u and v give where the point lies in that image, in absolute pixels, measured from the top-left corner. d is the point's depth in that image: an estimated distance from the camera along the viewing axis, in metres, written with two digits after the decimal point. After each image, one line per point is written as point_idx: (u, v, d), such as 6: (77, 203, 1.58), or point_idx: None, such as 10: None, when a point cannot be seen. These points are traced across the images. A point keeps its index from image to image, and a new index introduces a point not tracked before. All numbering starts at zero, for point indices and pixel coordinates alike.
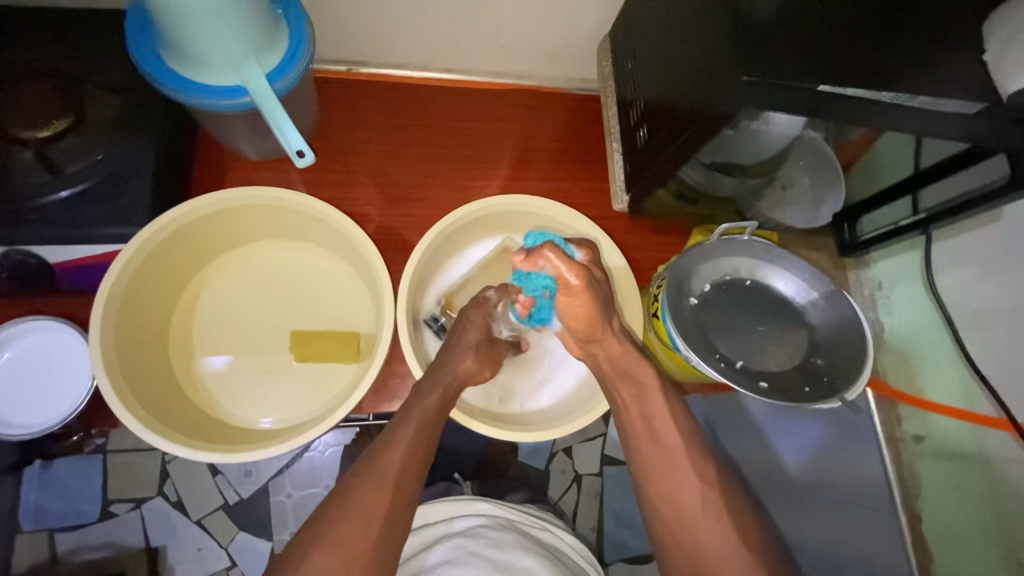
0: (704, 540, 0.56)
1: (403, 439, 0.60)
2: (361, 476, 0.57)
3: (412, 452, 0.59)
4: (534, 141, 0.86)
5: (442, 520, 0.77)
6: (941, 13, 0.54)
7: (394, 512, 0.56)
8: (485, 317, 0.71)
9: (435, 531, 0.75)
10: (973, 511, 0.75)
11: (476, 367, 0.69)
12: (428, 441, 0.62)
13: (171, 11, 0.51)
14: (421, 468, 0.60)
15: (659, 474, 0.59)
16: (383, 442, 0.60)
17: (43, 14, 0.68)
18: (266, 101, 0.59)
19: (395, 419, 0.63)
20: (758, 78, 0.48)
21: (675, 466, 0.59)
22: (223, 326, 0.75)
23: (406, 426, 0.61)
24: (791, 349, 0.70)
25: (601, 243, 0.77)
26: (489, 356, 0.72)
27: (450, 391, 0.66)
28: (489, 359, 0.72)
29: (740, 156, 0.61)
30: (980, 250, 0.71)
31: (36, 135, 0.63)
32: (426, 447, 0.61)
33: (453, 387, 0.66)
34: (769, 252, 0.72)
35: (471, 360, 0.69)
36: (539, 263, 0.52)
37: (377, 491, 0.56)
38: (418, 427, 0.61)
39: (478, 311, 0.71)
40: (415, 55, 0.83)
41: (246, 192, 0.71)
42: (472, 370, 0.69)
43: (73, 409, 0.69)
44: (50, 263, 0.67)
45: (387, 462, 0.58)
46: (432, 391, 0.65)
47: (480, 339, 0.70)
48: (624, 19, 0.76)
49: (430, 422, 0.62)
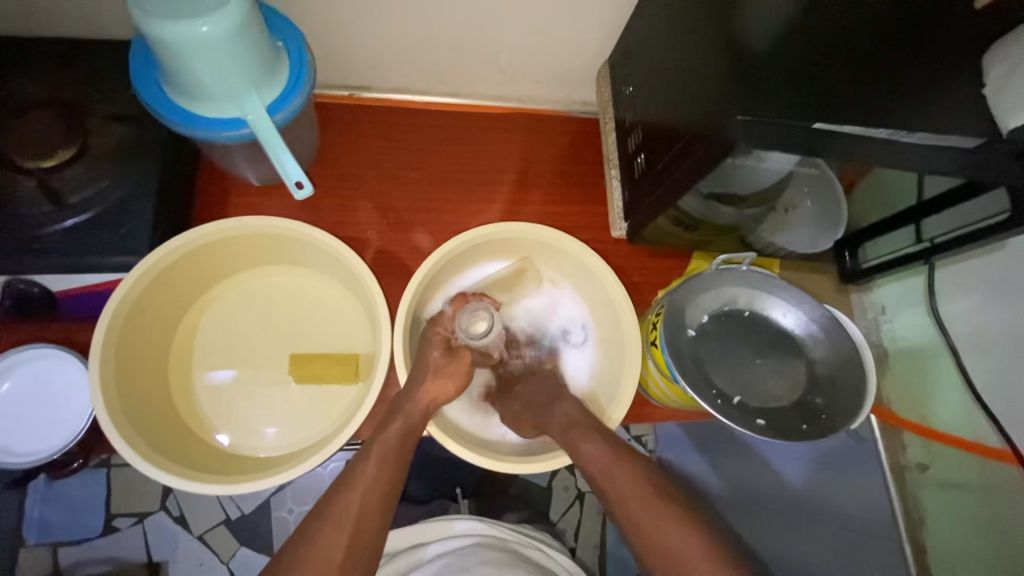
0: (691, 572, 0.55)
1: (364, 476, 0.59)
2: (318, 516, 0.57)
3: (372, 488, 0.58)
4: (534, 164, 0.87)
5: (411, 547, 0.76)
6: (942, 44, 0.53)
7: (355, 549, 0.55)
8: (444, 331, 0.72)
9: (407, 561, 0.75)
10: (978, 543, 0.73)
11: (437, 386, 0.67)
12: (395, 471, 0.61)
13: (170, 49, 0.52)
14: (388, 500, 0.59)
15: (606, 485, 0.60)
16: (345, 478, 0.59)
17: (50, 44, 0.70)
18: (267, 133, 0.60)
19: (358, 453, 0.62)
20: (754, 117, 0.48)
21: (614, 473, 0.60)
22: (224, 352, 0.76)
23: (367, 460, 0.60)
24: (789, 384, 0.69)
25: (594, 264, 0.76)
26: (451, 370, 0.69)
27: (412, 418, 0.65)
28: (454, 372, 0.70)
29: (737, 187, 0.61)
30: (983, 278, 0.70)
31: (39, 165, 0.64)
32: (391, 480, 0.60)
33: (416, 415, 0.65)
34: (769, 283, 0.71)
35: (433, 380, 0.67)
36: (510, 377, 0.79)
37: (340, 528, 0.55)
38: (379, 461, 0.60)
39: (435, 327, 0.73)
40: (415, 80, 0.84)
41: (247, 219, 0.71)
42: (437, 390, 0.67)
43: (74, 434, 0.70)
44: (53, 291, 0.69)
45: (344, 502, 0.57)
46: (393, 420, 0.64)
47: (438, 355, 0.70)
48: (623, 45, 0.76)
49: (393, 451, 0.62)
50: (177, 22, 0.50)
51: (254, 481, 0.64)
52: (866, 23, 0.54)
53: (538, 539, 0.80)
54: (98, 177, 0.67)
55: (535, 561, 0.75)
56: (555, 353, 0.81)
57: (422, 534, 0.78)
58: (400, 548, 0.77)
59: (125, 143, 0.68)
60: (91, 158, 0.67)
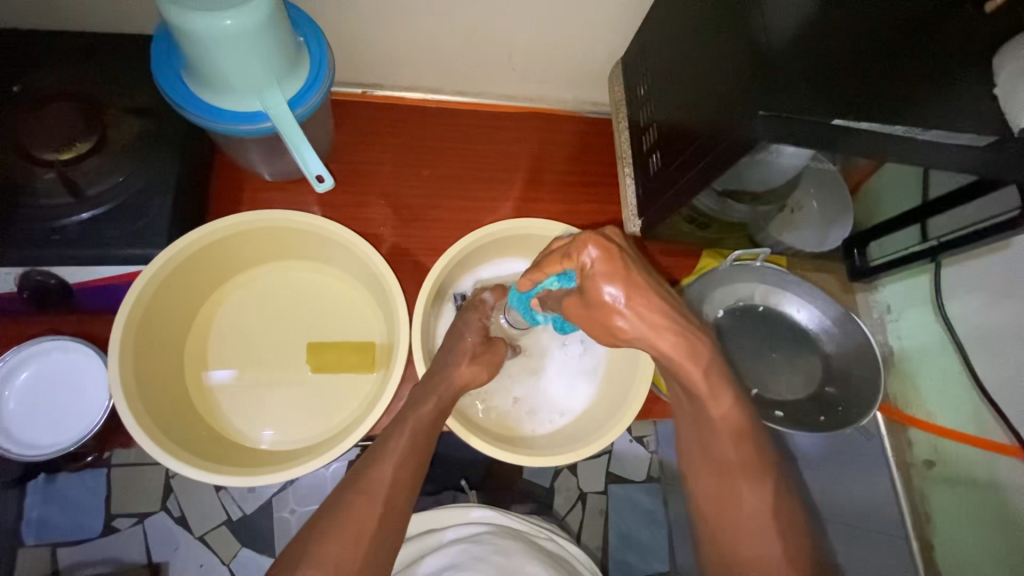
0: (746, 554, 0.54)
1: (394, 452, 0.60)
2: (338, 501, 0.56)
3: (403, 463, 0.59)
4: (546, 163, 0.88)
5: (429, 532, 0.77)
6: (958, 39, 0.53)
7: (383, 528, 0.56)
8: (483, 317, 0.74)
9: (425, 544, 0.75)
10: (988, 538, 0.73)
11: (471, 372, 0.69)
12: (422, 450, 0.61)
13: (194, 41, 0.53)
14: (414, 480, 0.60)
15: (710, 459, 0.57)
16: (373, 456, 0.60)
17: (68, 38, 0.70)
18: (287, 127, 0.60)
19: (386, 432, 0.63)
20: (775, 113, 0.49)
21: (729, 442, 0.57)
22: (240, 344, 0.76)
23: (394, 441, 0.61)
24: (804, 378, 0.76)
25: None
26: (486, 358, 0.71)
27: (444, 400, 0.65)
28: (489, 360, 0.71)
29: (751, 184, 0.61)
30: (988, 277, 0.71)
31: (60, 157, 0.65)
32: (418, 459, 0.61)
33: (448, 396, 0.65)
34: (784, 281, 0.77)
35: (466, 365, 0.68)
36: (539, 271, 0.58)
37: (364, 514, 0.55)
38: (412, 437, 0.61)
39: (475, 312, 0.74)
40: (429, 79, 0.84)
41: (265, 215, 0.71)
42: (471, 374, 0.68)
43: (90, 427, 0.69)
44: (69, 284, 0.68)
45: (377, 476, 0.58)
46: (424, 402, 0.64)
47: (475, 342, 0.71)
48: (638, 44, 0.77)
49: (423, 434, 0.62)
50: (204, 15, 0.50)
51: (275, 473, 0.64)
52: (885, 22, 0.54)
53: (548, 528, 0.81)
54: (115, 170, 0.66)
55: (549, 551, 0.76)
56: (553, 374, 0.79)
57: (435, 521, 0.78)
58: (414, 534, 0.77)
59: (142, 138, 0.68)
60: (109, 151, 0.67)
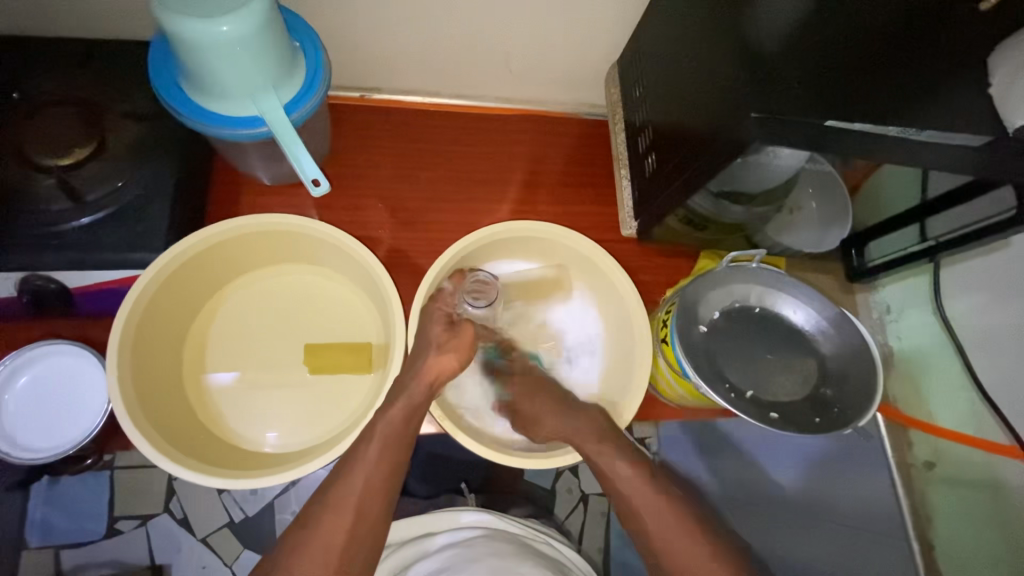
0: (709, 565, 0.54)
1: (367, 457, 0.59)
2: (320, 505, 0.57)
3: (374, 472, 0.59)
4: (543, 164, 0.88)
5: (421, 536, 0.77)
6: (952, 38, 0.53)
7: (353, 541, 0.56)
8: (445, 306, 0.69)
9: (415, 549, 0.76)
10: (987, 538, 0.74)
11: (440, 362, 0.65)
12: (397, 452, 0.61)
13: (189, 46, 0.53)
14: (389, 487, 0.59)
15: (630, 498, 0.61)
16: (347, 461, 0.60)
17: (68, 44, 0.71)
18: (283, 131, 0.60)
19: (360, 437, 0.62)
20: (768, 114, 0.49)
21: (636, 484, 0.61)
22: (237, 345, 0.76)
23: (370, 444, 0.60)
24: (800, 379, 0.75)
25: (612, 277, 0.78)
26: (455, 343, 0.66)
27: (417, 400, 0.63)
28: (458, 346, 0.66)
29: (747, 185, 0.61)
30: (987, 276, 0.71)
31: (58, 163, 0.66)
32: (395, 464, 0.60)
33: (421, 396, 0.63)
34: (780, 281, 0.76)
35: (436, 355, 0.65)
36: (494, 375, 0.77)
37: (335, 523, 0.56)
38: (382, 444, 0.60)
39: (436, 303, 0.69)
40: (426, 82, 0.85)
41: (264, 218, 0.72)
42: (440, 366, 0.65)
43: (87, 433, 0.69)
44: (69, 288, 0.69)
45: (349, 485, 0.58)
46: (394, 404, 0.63)
47: (441, 332, 0.67)
48: (634, 45, 0.77)
49: (398, 438, 0.61)
50: (200, 21, 0.51)
51: (274, 475, 0.65)
52: (877, 21, 0.54)
53: (544, 530, 0.81)
54: (115, 173, 0.67)
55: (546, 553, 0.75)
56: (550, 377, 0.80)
57: (433, 523, 0.78)
58: (409, 537, 0.77)
59: (141, 142, 0.69)
60: (108, 155, 0.68)
